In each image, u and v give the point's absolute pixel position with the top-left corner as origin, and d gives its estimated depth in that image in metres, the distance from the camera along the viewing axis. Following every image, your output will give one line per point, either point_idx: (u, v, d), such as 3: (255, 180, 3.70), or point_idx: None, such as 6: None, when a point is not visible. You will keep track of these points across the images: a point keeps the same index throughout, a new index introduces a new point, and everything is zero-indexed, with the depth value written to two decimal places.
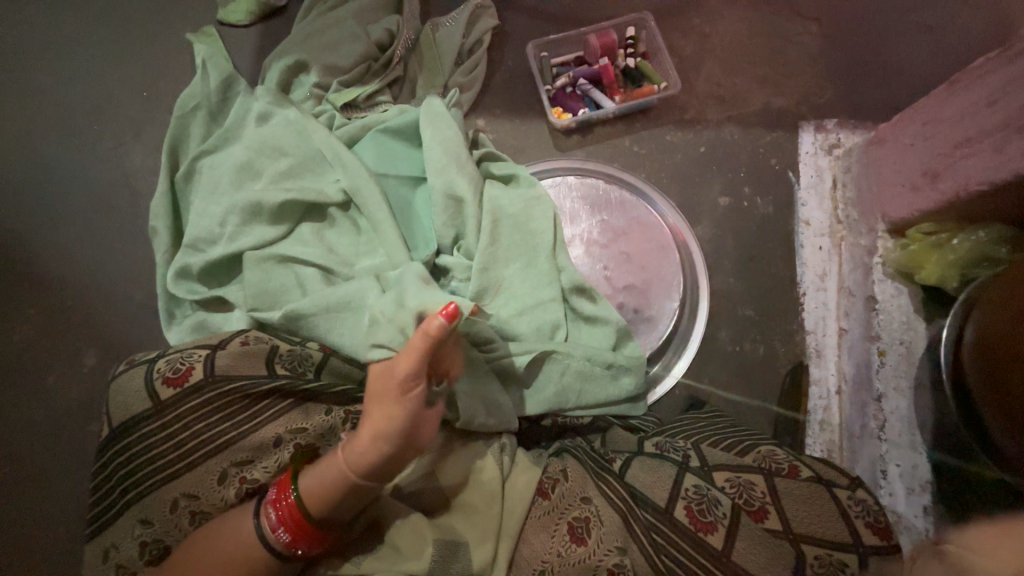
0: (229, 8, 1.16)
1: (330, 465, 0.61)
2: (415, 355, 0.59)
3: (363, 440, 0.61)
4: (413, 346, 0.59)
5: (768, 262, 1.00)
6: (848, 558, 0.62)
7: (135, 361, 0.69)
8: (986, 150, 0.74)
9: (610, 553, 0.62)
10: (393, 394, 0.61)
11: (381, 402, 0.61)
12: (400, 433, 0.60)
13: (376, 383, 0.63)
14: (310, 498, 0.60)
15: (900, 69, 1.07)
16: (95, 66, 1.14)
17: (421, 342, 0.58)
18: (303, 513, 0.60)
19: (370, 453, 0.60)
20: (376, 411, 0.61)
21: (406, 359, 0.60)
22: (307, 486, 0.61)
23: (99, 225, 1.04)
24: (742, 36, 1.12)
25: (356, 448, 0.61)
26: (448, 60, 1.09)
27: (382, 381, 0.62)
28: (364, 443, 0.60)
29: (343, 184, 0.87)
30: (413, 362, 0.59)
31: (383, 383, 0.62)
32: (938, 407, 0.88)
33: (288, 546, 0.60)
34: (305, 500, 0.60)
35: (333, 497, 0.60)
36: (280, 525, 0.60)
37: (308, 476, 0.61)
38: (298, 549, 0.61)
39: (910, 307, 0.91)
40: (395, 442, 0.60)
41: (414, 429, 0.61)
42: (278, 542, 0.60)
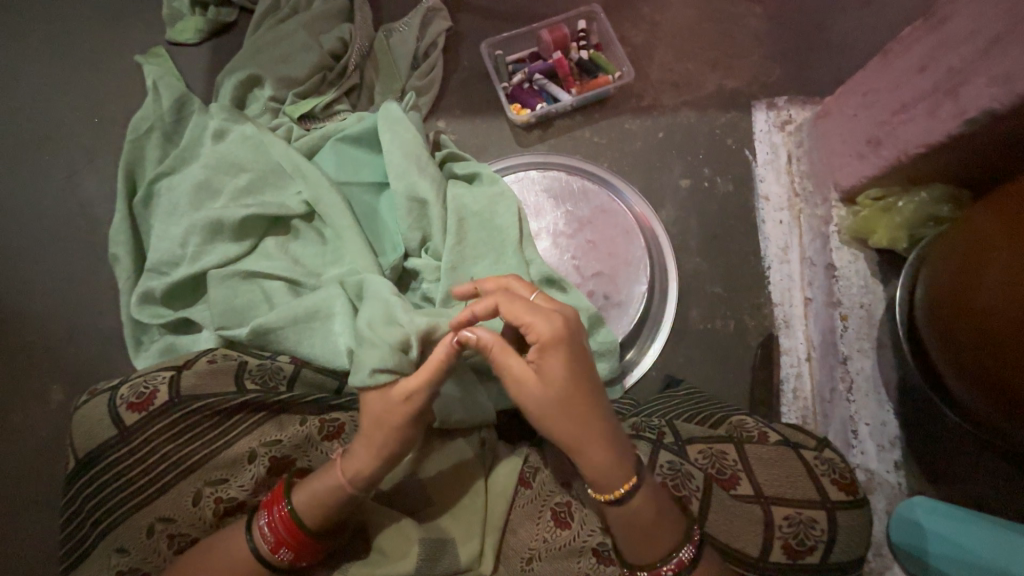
0: (178, 28, 1.15)
1: (328, 485, 0.60)
2: (427, 377, 0.59)
3: (368, 462, 0.60)
4: (427, 368, 0.59)
5: (732, 239, 1.03)
6: (818, 514, 0.64)
7: (98, 390, 0.68)
8: (921, 114, 0.77)
9: (594, 534, 0.65)
10: (404, 419, 0.60)
11: (385, 426, 0.60)
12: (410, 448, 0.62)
13: (378, 410, 0.60)
14: (312, 516, 0.60)
15: (841, 44, 1.11)
16: (43, 95, 1.12)
17: (443, 366, 0.59)
18: (304, 531, 0.60)
19: (379, 472, 0.61)
20: (380, 435, 0.60)
21: (422, 384, 0.59)
22: (304, 501, 0.60)
23: (57, 257, 1.01)
24: (691, 22, 1.15)
25: (362, 471, 0.60)
26: (404, 64, 1.09)
27: (388, 408, 0.60)
28: (370, 464, 0.60)
29: (305, 196, 0.87)
30: (428, 385, 0.59)
31: (387, 408, 0.60)
32: (901, 364, 0.92)
33: (290, 561, 0.61)
34: (304, 518, 0.60)
35: (336, 512, 0.60)
36: (280, 544, 0.60)
37: (304, 495, 0.60)
38: (294, 561, 0.61)
39: (867, 271, 0.95)
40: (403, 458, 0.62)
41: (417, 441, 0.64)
42: (280, 559, 0.60)
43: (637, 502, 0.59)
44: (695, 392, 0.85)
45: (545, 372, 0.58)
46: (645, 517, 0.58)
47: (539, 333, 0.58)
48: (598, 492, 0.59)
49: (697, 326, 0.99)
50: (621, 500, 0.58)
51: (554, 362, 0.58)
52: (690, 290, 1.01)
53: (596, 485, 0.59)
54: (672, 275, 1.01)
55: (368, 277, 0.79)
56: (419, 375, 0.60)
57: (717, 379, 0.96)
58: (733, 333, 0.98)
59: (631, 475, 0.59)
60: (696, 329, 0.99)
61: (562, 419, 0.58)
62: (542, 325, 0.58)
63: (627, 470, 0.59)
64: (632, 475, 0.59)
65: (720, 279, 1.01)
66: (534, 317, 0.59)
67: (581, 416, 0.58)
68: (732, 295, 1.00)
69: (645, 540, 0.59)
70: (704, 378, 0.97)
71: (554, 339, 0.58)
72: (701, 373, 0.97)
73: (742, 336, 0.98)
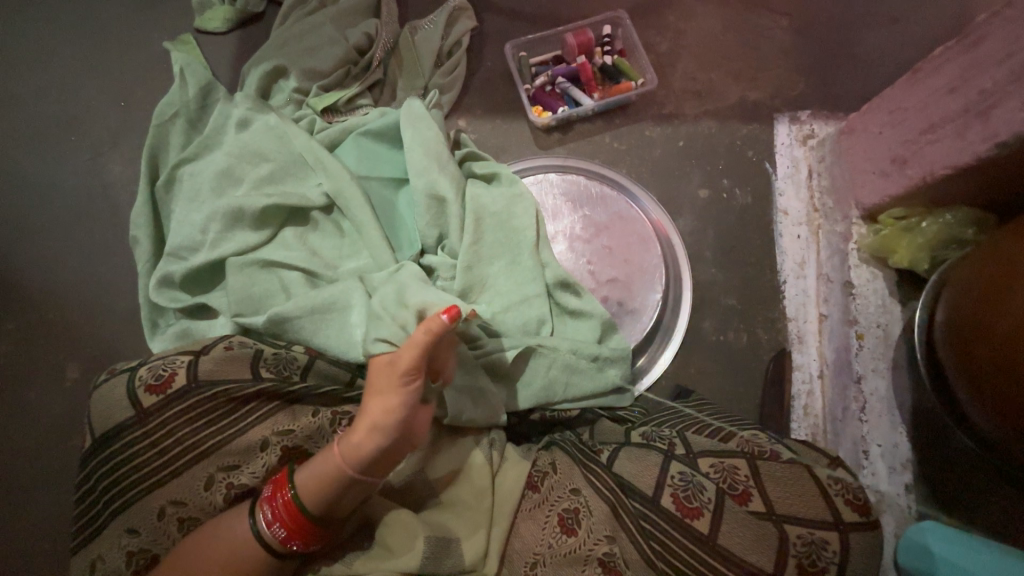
0: (206, 16, 1.16)
1: (325, 459, 0.61)
2: (416, 349, 0.59)
3: (361, 435, 0.60)
4: (414, 340, 0.59)
5: (748, 252, 1.02)
6: (830, 535, 0.64)
7: (117, 370, 0.68)
8: (949, 135, 0.76)
9: (600, 543, 0.64)
10: (389, 387, 0.61)
11: (378, 395, 0.61)
12: (399, 426, 0.60)
13: (374, 376, 0.63)
14: (311, 498, 0.60)
15: (868, 60, 1.10)
16: (71, 77, 1.13)
17: (425, 337, 0.59)
18: (300, 510, 0.60)
19: (367, 447, 0.60)
20: (373, 406, 0.61)
21: (407, 354, 0.60)
22: (304, 484, 0.61)
23: (78, 238, 1.03)
24: (716, 32, 1.15)
25: (353, 443, 0.60)
26: (428, 61, 1.10)
27: (381, 373, 0.62)
28: (361, 438, 0.60)
29: (325, 188, 0.88)
30: (415, 358, 0.60)
31: (383, 377, 0.62)
32: (916, 387, 0.90)
33: (283, 543, 0.60)
34: (302, 495, 0.60)
35: (333, 494, 0.60)
36: (276, 522, 0.60)
37: (304, 472, 0.62)
38: (293, 547, 0.61)
39: (886, 290, 0.94)
40: (392, 436, 0.60)
41: (412, 422, 0.62)
42: (273, 539, 0.60)
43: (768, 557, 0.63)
44: (707, 404, 0.85)
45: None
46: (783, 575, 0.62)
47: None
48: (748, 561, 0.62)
49: (710, 337, 0.99)
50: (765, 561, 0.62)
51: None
52: (703, 300, 1.00)
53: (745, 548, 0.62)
54: (687, 285, 1.00)
55: (406, 265, 0.80)
56: (410, 348, 0.60)
57: (727, 391, 0.96)
58: (745, 346, 0.98)
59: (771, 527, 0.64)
60: (708, 341, 0.98)
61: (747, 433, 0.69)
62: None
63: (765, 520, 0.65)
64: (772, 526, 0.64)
65: (734, 291, 1.01)
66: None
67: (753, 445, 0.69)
68: (746, 308, 1.00)
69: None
70: (713, 390, 0.96)
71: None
72: (710, 385, 0.96)
73: (754, 350, 0.98)
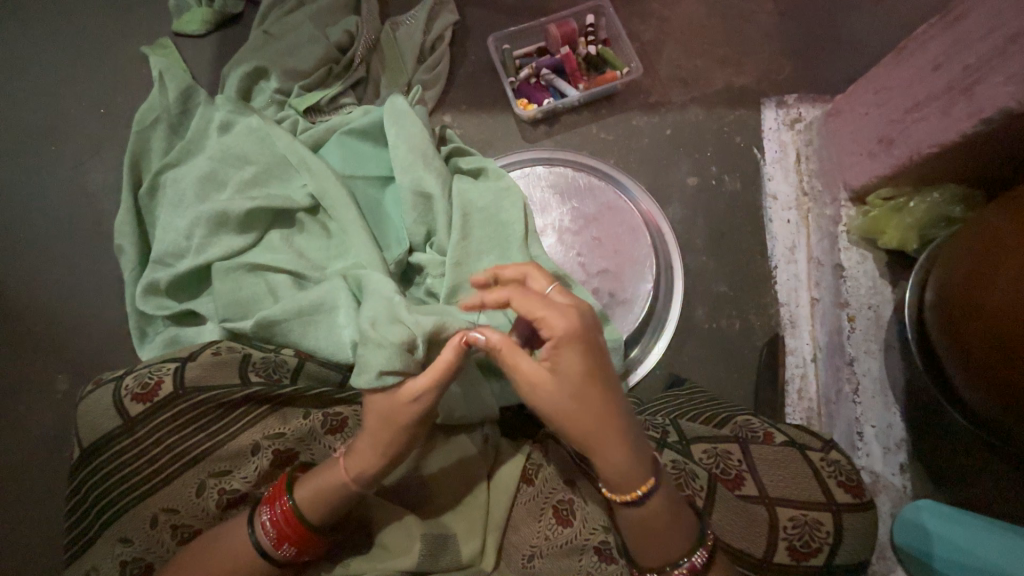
0: (184, 19, 1.14)
1: (330, 474, 0.61)
2: (444, 377, 0.58)
3: (377, 462, 0.60)
4: (443, 369, 0.58)
5: (739, 239, 1.02)
6: (823, 516, 0.64)
7: (103, 380, 0.67)
8: (934, 113, 0.76)
9: (596, 532, 0.64)
10: (413, 417, 0.59)
11: (398, 425, 0.59)
12: (410, 442, 0.61)
13: (385, 406, 0.59)
14: (318, 515, 0.60)
15: (853, 41, 1.09)
16: (50, 85, 1.12)
17: (452, 365, 0.58)
18: (306, 524, 0.60)
19: (384, 468, 0.60)
20: (393, 434, 0.59)
21: (432, 382, 0.58)
22: (306, 501, 0.60)
23: (61, 248, 1.01)
24: (700, 18, 1.14)
25: (368, 468, 0.60)
26: (411, 58, 1.08)
27: (390, 395, 0.59)
28: (379, 464, 0.60)
29: (310, 188, 0.87)
30: (439, 386, 0.59)
31: (400, 408, 0.59)
32: (909, 367, 0.91)
33: (292, 556, 0.61)
34: (306, 512, 0.60)
35: (342, 508, 0.61)
36: (283, 540, 0.60)
37: (305, 488, 0.61)
38: (303, 557, 0.62)
39: (875, 272, 0.93)
40: (403, 450, 0.61)
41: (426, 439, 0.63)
42: (282, 555, 0.60)
43: (656, 501, 0.58)
44: (700, 392, 0.84)
45: (560, 368, 0.56)
46: (658, 521, 0.58)
47: (554, 328, 0.56)
48: (615, 492, 0.59)
49: (703, 325, 0.98)
50: (641, 501, 0.57)
51: (571, 356, 0.57)
52: (695, 288, 1.00)
53: (614, 486, 0.58)
54: (678, 273, 1.00)
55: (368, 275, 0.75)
56: (436, 376, 0.58)
57: (722, 379, 0.96)
58: (738, 333, 0.98)
59: (651, 478, 0.58)
60: (701, 328, 0.98)
61: (586, 401, 0.57)
62: (561, 321, 0.57)
63: (646, 472, 0.58)
64: (651, 477, 0.58)
65: (726, 278, 1.00)
66: (547, 312, 0.57)
67: (609, 414, 0.57)
68: (738, 294, 1.00)
69: (654, 543, 0.58)
70: (708, 378, 0.96)
71: (569, 333, 0.56)
72: (705, 373, 0.96)
73: (747, 336, 0.98)
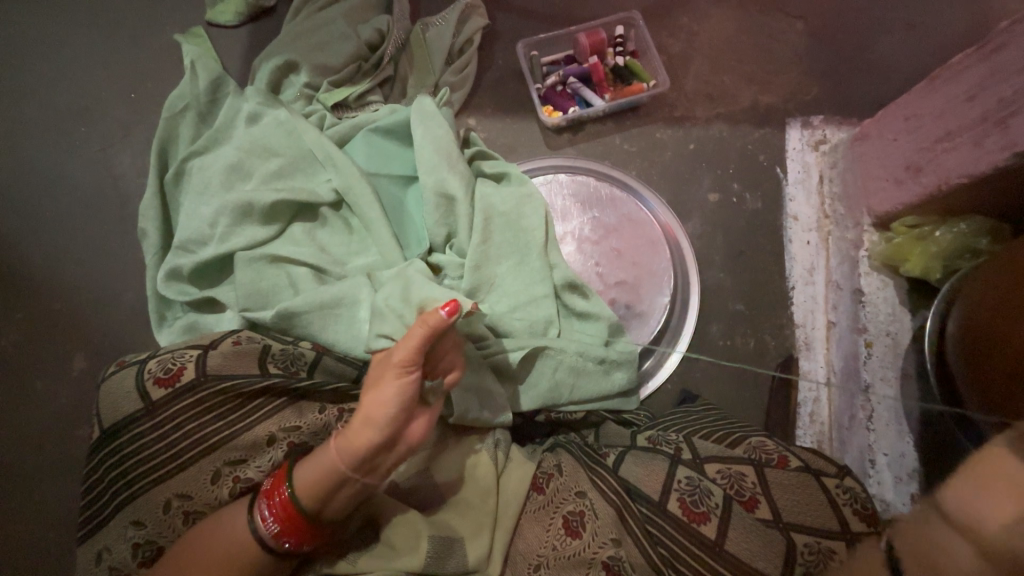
0: (217, 9, 1.16)
1: (321, 455, 0.61)
2: (417, 345, 0.60)
3: (354, 431, 0.60)
4: (414, 333, 0.60)
5: (757, 257, 1.02)
6: (837, 545, 0.64)
7: (126, 362, 0.68)
8: (966, 143, 0.75)
9: (605, 545, 0.63)
10: (385, 381, 0.61)
11: (374, 387, 0.61)
12: (392, 421, 0.60)
13: (374, 367, 0.64)
14: (307, 496, 0.60)
15: (883, 66, 1.09)
16: (83, 68, 1.13)
17: (422, 331, 0.59)
18: (297, 508, 0.60)
19: (359, 441, 0.60)
20: (369, 398, 0.61)
21: (406, 348, 0.60)
22: (300, 479, 0.61)
23: (86, 228, 1.03)
24: (729, 34, 1.14)
25: (345, 437, 0.61)
26: (439, 59, 1.09)
27: (381, 366, 0.63)
28: (354, 433, 0.60)
29: (335, 184, 0.88)
30: (411, 353, 0.60)
31: (381, 369, 0.62)
32: (924, 398, 0.89)
33: (276, 537, 0.60)
34: (298, 492, 0.60)
35: (327, 490, 0.60)
36: (272, 517, 0.60)
37: (302, 468, 0.61)
38: (286, 544, 0.60)
39: (896, 299, 0.93)
40: (385, 431, 0.60)
41: (405, 419, 0.61)
42: (268, 534, 0.60)
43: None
44: (714, 409, 0.84)
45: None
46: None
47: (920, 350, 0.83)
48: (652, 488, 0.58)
49: (716, 341, 0.98)
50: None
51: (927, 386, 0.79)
52: (711, 304, 1.00)
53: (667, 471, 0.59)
54: (695, 288, 1.00)
55: (413, 262, 0.80)
56: (409, 343, 0.60)
57: (733, 397, 0.96)
58: (752, 352, 0.98)
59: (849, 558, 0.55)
60: (715, 345, 0.98)
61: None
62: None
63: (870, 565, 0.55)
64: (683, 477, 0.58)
65: (742, 296, 1.00)
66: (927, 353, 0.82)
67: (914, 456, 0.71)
68: (753, 313, 0.99)
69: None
70: (719, 395, 0.96)
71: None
72: (716, 390, 0.96)
73: (760, 356, 0.97)
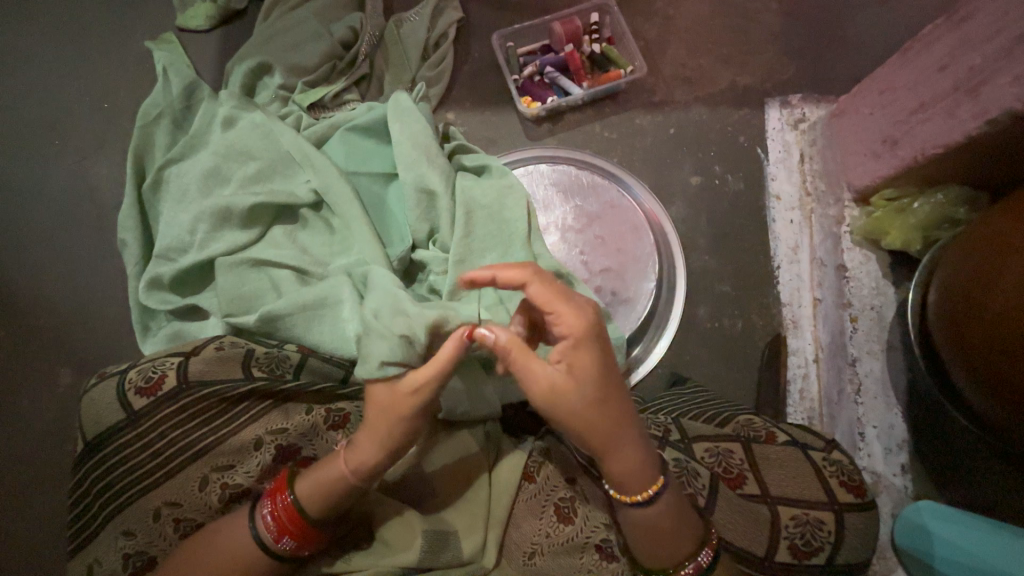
0: (188, 14, 1.14)
1: (334, 476, 0.60)
2: (445, 370, 0.59)
3: (375, 453, 0.60)
4: (444, 360, 0.58)
5: (741, 238, 1.02)
6: (825, 516, 0.64)
7: (107, 373, 0.68)
8: (939, 113, 0.76)
9: (598, 529, 0.64)
10: (409, 406, 0.59)
11: (395, 413, 0.59)
12: (414, 439, 0.61)
13: (388, 394, 0.60)
14: (320, 510, 0.60)
15: (858, 41, 1.09)
16: (54, 80, 1.12)
17: (454, 358, 0.58)
18: (308, 520, 0.60)
19: (380, 461, 0.60)
20: (391, 424, 0.59)
21: (434, 373, 0.59)
22: (311, 497, 0.60)
23: (63, 242, 1.01)
24: (705, 17, 1.13)
25: (365, 461, 0.60)
26: (414, 55, 1.08)
27: (397, 393, 0.60)
28: (374, 454, 0.60)
29: (314, 184, 0.87)
30: (440, 377, 0.59)
31: (400, 394, 0.60)
32: (910, 367, 0.91)
33: (293, 551, 0.61)
34: (309, 506, 0.60)
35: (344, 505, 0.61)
36: (283, 532, 0.60)
37: (307, 483, 0.61)
38: (303, 551, 0.62)
39: (879, 272, 0.94)
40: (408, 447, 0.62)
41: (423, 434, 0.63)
42: (283, 549, 0.60)
43: (660, 504, 0.58)
44: (703, 391, 0.84)
45: (573, 372, 0.57)
46: (666, 520, 0.58)
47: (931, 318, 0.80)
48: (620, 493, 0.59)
49: (705, 324, 0.98)
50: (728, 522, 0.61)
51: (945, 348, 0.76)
52: (698, 287, 1.00)
53: (620, 487, 0.59)
54: (681, 272, 1.00)
55: (376, 270, 0.77)
56: (437, 367, 0.59)
57: (723, 378, 0.96)
58: (740, 333, 0.98)
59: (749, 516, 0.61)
60: (703, 328, 0.98)
61: (589, 418, 0.57)
62: (573, 318, 0.57)
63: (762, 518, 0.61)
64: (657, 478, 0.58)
65: (729, 278, 1.00)
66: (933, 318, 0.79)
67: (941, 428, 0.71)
68: (740, 294, 0.99)
69: (659, 543, 0.58)
70: (709, 378, 0.96)
71: (581, 335, 0.57)
72: (706, 373, 0.96)
73: (749, 337, 0.98)
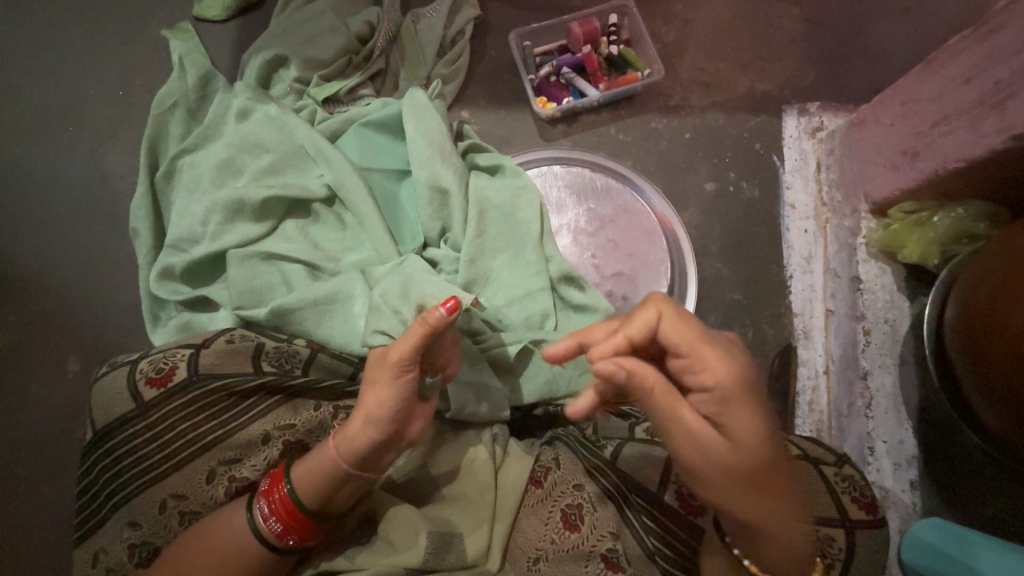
0: (205, 4, 1.14)
1: (323, 452, 0.61)
2: (416, 342, 0.59)
3: (356, 429, 0.60)
4: (413, 331, 0.59)
5: (754, 246, 1.01)
6: (836, 532, 0.64)
7: (117, 363, 0.68)
8: (963, 126, 0.74)
9: (604, 538, 0.63)
10: (382, 376, 0.60)
11: (373, 385, 0.61)
12: (392, 418, 0.60)
13: (372, 366, 0.63)
14: (309, 495, 0.60)
15: (880, 50, 1.08)
16: (70, 66, 1.12)
17: (421, 329, 0.59)
18: (297, 506, 0.60)
19: (360, 440, 0.60)
20: (370, 396, 0.61)
21: (403, 345, 0.59)
22: (301, 479, 0.60)
23: (75, 228, 1.02)
24: (724, 21, 1.12)
25: (347, 436, 0.60)
26: (430, 51, 1.08)
27: (377, 365, 0.62)
28: (355, 429, 0.60)
29: (327, 179, 0.87)
30: (409, 349, 0.59)
31: (379, 366, 0.62)
32: (923, 382, 0.90)
33: (279, 536, 0.60)
34: (299, 490, 0.60)
35: (329, 488, 0.61)
36: (273, 515, 0.60)
37: (301, 467, 0.61)
38: (290, 540, 0.61)
39: (894, 285, 0.92)
40: (388, 428, 0.60)
41: (406, 416, 0.62)
42: (270, 532, 0.60)
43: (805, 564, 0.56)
44: None
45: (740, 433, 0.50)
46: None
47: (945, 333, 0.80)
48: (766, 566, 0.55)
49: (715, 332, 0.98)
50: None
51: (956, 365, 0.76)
52: (709, 295, 0.99)
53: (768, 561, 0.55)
54: (693, 278, 0.98)
55: (408, 258, 0.79)
56: (408, 338, 0.59)
57: None
58: (750, 341, 0.97)
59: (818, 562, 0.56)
60: None
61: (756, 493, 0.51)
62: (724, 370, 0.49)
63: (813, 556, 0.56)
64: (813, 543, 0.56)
65: (741, 286, 0.99)
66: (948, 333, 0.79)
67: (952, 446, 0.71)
68: (751, 303, 0.99)
69: None
70: None
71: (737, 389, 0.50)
72: None
73: (759, 346, 0.97)
